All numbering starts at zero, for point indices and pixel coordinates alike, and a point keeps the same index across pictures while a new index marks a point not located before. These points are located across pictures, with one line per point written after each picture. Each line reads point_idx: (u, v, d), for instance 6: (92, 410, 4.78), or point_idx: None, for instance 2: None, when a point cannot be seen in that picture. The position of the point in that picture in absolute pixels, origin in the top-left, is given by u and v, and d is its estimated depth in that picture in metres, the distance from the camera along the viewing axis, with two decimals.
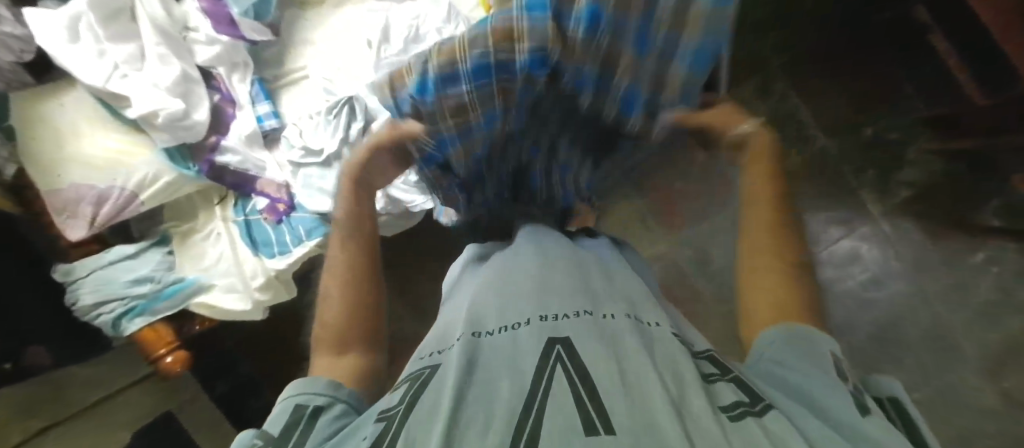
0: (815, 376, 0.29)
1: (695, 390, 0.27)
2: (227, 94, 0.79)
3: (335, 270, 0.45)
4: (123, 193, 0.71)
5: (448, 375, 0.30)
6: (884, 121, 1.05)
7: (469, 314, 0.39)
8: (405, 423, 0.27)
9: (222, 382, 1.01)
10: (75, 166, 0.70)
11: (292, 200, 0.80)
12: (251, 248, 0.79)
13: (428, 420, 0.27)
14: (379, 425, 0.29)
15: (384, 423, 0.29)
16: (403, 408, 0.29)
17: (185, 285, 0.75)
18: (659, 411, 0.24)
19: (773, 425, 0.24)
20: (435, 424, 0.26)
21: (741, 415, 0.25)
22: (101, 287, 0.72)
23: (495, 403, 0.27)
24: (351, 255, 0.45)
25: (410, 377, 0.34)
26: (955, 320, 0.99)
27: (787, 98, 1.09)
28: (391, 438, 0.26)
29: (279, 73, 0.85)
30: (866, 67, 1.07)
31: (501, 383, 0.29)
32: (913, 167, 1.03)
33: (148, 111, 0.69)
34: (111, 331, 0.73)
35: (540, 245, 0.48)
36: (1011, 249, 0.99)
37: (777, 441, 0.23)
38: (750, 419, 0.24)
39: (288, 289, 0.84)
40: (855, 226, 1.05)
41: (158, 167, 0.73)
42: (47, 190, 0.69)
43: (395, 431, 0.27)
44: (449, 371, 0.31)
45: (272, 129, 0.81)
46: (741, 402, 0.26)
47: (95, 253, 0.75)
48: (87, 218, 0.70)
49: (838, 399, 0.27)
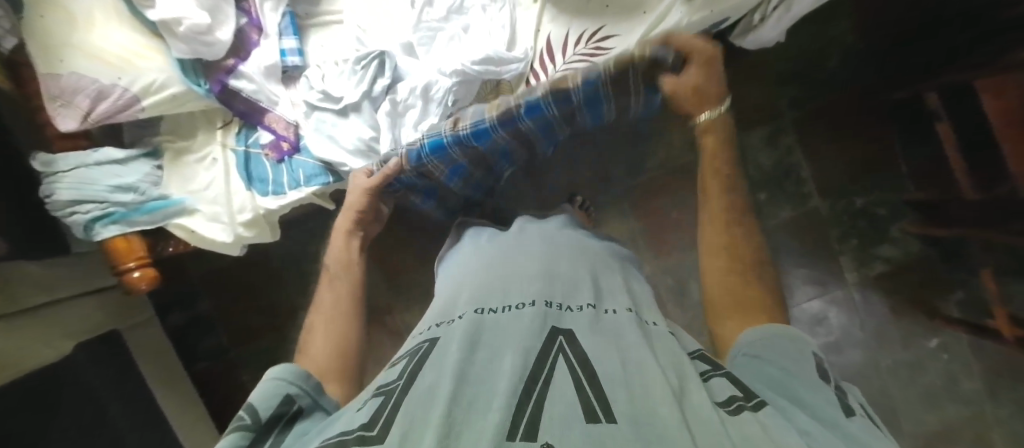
0: (796, 358, 0.35)
1: (694, 385, 0.30)
2: (255, 19, 0.77)
3: (322, 308, 0.60)
4: (125, 93, 0.69)
5: (452, 350, 0.33)
6: (876, 195, 1.09)
7: (478, 294, 0.42)
8: (405, 396, 0.30)
9: (178, 313, 1.11)
10: (80, 55, 0.67)
11: (299, 142, 0.78)
12: (246, 182, 0.77)
13: (430, 394, 0.29)
14: (378, 398, 0.32)
15: (384, 397, 0.31)
16: (402, 385, 0.32)
17: (168, 204, 0.74)
18: (661, 402, 0.27)
19: (766, 418, 0.27)
20: (436, 398, 0.28)
21: (737, 408, 0.28)
22: (82, 186, 0.69)
23: (497, 378, 0.30)
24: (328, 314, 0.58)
25: (410, 351, 0.37)
26: (899, 394, 1.05)
27: (793, 152, 1.11)
28: (393, 408, 0.29)
29: (312, 11, 0.83)
30: (868, 139, 1.09)
31: (502, 359, 0.32)
32: (893, 243, 1.08)
33: (172, 17, 0.67)
34: (81, 234, 0.70)
35: (553, 239, 0.51)
36: (962, 339, 1.03)
37: (770, 429, 0.26)
38: (746, 412, 0.28)
39: (272, 232, 0.82)
40: (828, 288, 1.10)
41: (168, 75, 0.71)
42: (45, 72, 0.65)
43: (396, 403, 0.30)
44: (452, 347, 0.34)
45: (293, 67, 0.79)
46: (736, 398, 0.30)
47: (81, 149, 0.70)
48: (81, 112, 0.67)
49: (824, 398, 0.31)
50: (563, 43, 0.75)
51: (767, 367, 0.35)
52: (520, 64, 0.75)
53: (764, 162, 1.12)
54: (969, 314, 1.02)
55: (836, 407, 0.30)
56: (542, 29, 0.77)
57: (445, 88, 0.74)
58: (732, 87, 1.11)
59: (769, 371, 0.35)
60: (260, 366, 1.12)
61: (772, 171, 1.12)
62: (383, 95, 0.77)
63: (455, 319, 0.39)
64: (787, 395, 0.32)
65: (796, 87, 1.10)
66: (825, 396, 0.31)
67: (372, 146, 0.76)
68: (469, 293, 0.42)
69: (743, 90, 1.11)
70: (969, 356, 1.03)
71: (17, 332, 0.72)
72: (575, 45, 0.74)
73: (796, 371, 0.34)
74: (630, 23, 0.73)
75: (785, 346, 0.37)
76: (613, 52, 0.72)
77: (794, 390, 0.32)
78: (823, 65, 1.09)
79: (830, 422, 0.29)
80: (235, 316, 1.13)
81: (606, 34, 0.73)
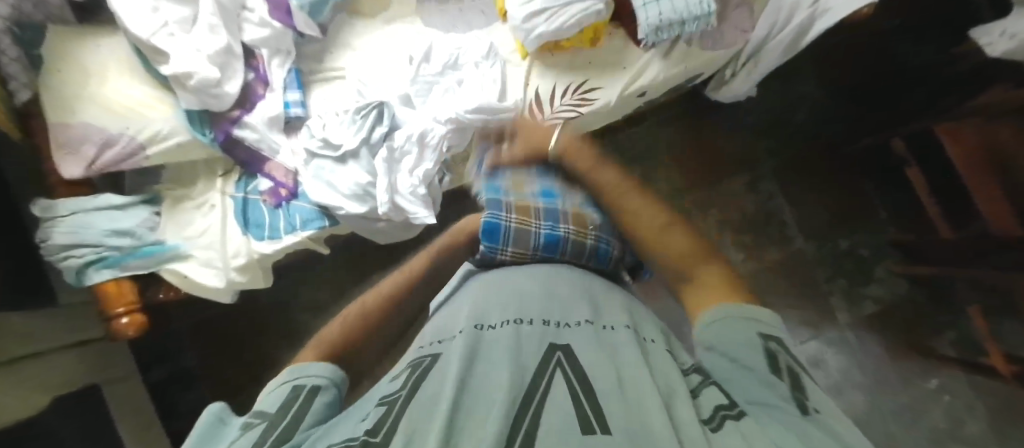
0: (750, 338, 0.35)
1: (684, 400, 0.30)
2: (261, 74, 0.82)
3: (361, 305, 0.47)
4: (130, 143, 0.71)
5: (452, 363, 0.33)
6: (857, 236, 1.12)
7: (478, 310, 0.42)
8: (409, 404, 0.29)
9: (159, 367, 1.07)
10: (91, 106, 0.71)
11: (296, 188, 0.81)
12: (242, 227, 0.78)
13: (432, 403, 0.29)
14: (381, 407, 0.30)
15: (387, 406, 0.30)
16: (405, 394, 0.31)
17: (161, 249, 0.74)
18: (653, 420, 0.27)
19: (745, 426, 0.27)
20: (437, 408, 0.28)
21: (719, 422, 0.28)
22: (79, 231, 0.70)
23: (495, 388, 0.30)
24: (357, 315, 0.46)
25: (411, 364, 0.36)
26: (907, 441, 1.01)
27: (774, 197, 1.16)
28: (396, 416, 0.28)
29: (316, 68, 0.89)
30: (844, 184, 1.14)
31: (502, 370, 0.32)
32: (880, 283, 1.10)
33: (182, 72, 0.71)
34: (73, 279, 0.70)
35: (558, 270, 0.50)
36: (960, 378, 1.03)
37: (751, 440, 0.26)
38: (728, 425, 0.28)
39: (265, 279, 0.82)
40: (823, 328, 1.10)
41: (174, 125, 0.74)
42: (56, 122, 0.69)
43: (399, 409, 0.29)
44: (453, 361, 0.33)
45: (295, 117, 0.83)
46: (722, 407, 0.30)
47: (84, 194, 0.72)
48: (86, 159, 0.70)
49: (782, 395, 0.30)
50: (551, 95, 0.82)
51: (738, 338, 0.36)
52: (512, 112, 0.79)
53: (748, 206, 1.16)
54: (966, 353, 1.03)
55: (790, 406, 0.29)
56: (530, 83, 0.83)
57: (439, 135, 0.79)
58: (714, 137, 1.18)
59: (723, 367, 0.35)
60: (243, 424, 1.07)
61: (757, 216, 1.15)
62: (381, 142, 0.81)
63: (454, 334, 0.38)
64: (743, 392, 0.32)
65: (773, 135, 1.17)
66: (780, 391, 0.30)
67: (370, 190, 0.79)
68: (467, 311, 0.42)
69: (722, 140, 1.18)
70: (970, 396, 1.02)
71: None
72: (562, 96, 0.82)
73: (750, 362, 0.33)
74: (611, 77, 0.82)
75: (743, 331, 0.36)
76: (596, 104, 0.81)
77: (749, 388, 0.32)
78: (794, 115, 1.16)
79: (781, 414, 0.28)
80: (220, 369, 1.09)
81: (592, 87, 0.82)
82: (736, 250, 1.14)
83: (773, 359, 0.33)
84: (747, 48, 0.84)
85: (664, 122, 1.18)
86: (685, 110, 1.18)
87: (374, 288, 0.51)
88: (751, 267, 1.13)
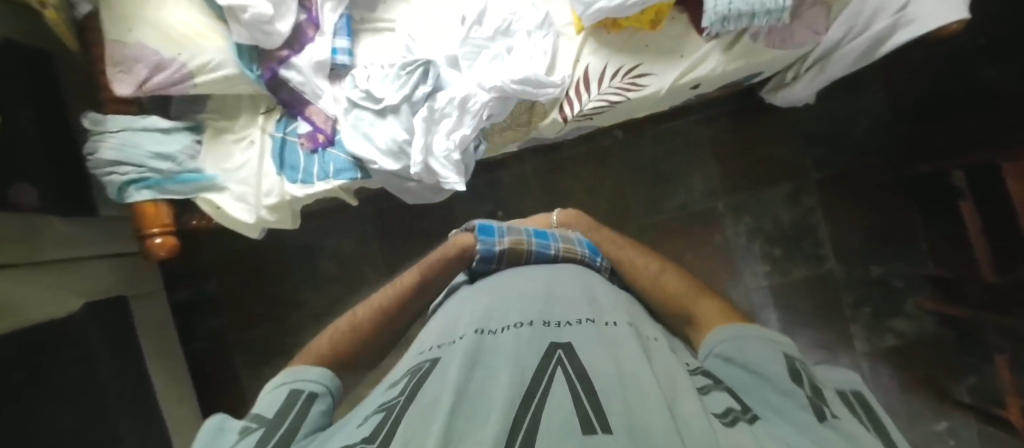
0: (769, 352, 0.35)
1: (690, 395, 0.30)
2: (313, 17, 0.82)
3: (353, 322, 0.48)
4: (181, 69, 0.72)
5: (451, 367, 0.33)
6: (892, 265, 1.08)
7: (479, 314, 0.41)
8: (405, 413, 0.30)
9: (184, 289, 1.12)
10: (146, 26, 0.71)
11: (334, 135, 0.81)
12: (277, 167, 0.79)
13: (428, 412, 0.29)
14: (380, 414, 0.31)
15: (384, 413, 0.31)
16: (402, 401, 0.32)
17: (199, 178, 0.76)
18: (657, 415, 0.27)
19: (762, 432, 0.28)
20: (433, 417, 0.28)
21: (734, 420, 0.28)
22: (124, 148, 0.72)
23: (493, 395, 0.30)
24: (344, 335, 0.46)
25: (411, 370, 0.37)
26: None
27: (812, 212, 1.11)
28: (391, 428, 0.29)
29: (368, 17, 0.88)
30: (890, 209, 1.09)
31: (500, 376, 0.32)
32: (907, 317, 1.06)
33: (237, 5, 0.71)
34: (114, 194, 0.73)
35: (561, 269, 0.49)
36: (973, 427, 0.99)
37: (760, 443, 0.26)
38: (742, 424, 0.28)
39: (293, 220, 0.84)
40: (837, 352, 1.07)
41: (223, 58, 0.74)
42: (113, 39, 0.70)
43: (395, 420, 0.29)
44: (452, 365, 0.33)
45: (341, 65, 0.83)
46: (733, 410, 0.30)
47: (132, 114, 0.74)
48: (138, 80, 0.71)
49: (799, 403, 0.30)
50: (600, 75, 0.80)
51: (755, 353, 0.35)
52: (556, 89, 0.78)
53: (783, 218, 1.12)
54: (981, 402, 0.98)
55: (808, 412, 0.29)
56: (581, 59, 0.81)
57: (481, 102, 0.77)
58: (760, 141, 1.13)
59: (742, 379, 0.34)
60: (254, 353, 1.12)
61: (790, 229, 1.11)
62: (422, 101, 0.79)
63: (455, 339, 0.38)
64: (768, 405, 0.31)
65: (824, 147, 1.11)
66: (795, 398, 0.31)
67: (404, 148, 0.79)
68: (470, 313, 0.42)
69: (768, 145, 1.13)
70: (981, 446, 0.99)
71: (36, 279, 0.72)
72: (611, 78, 0.79)
73: (763, 370, 0.34)
74: (665, 66, 0.78)
75: (758, 347, 0.36)
76: (647, 90, 0.79)
77: (768, 397, 0.32)
78: (850, 131, 1.10)
79: (802, 425, 0.28)
80: (239, 300, 1.13)
81: (643, 72, 0.79)
82: (761, 261, 1.11)
83: (795, 374, 0.33)
84: (818, 50, 0.79)
85: (710, 119, 1.13)
86: (734, 110, 1.13)
87: (370, 301, 0.50)
88: (773, 280, 1.10)
